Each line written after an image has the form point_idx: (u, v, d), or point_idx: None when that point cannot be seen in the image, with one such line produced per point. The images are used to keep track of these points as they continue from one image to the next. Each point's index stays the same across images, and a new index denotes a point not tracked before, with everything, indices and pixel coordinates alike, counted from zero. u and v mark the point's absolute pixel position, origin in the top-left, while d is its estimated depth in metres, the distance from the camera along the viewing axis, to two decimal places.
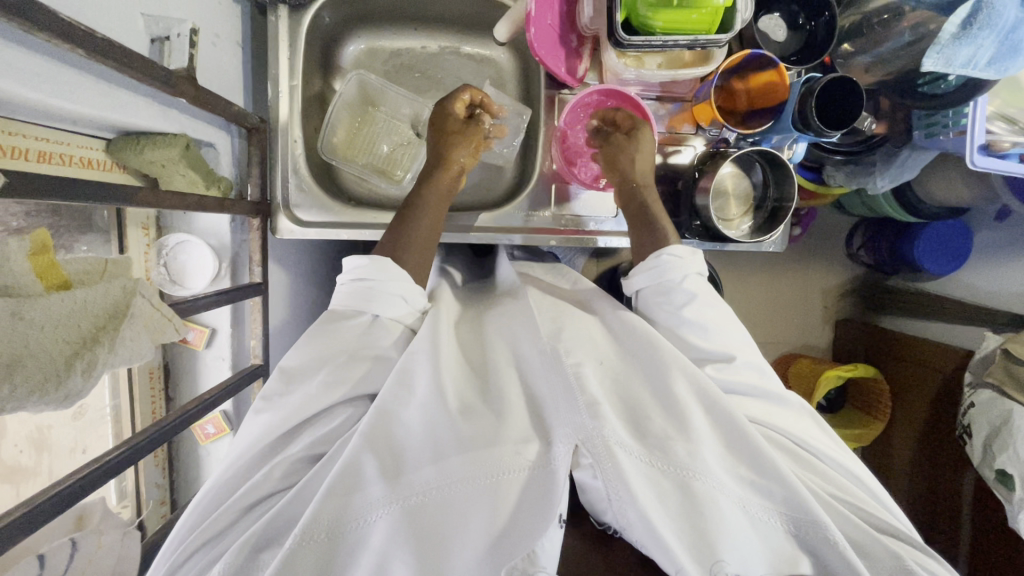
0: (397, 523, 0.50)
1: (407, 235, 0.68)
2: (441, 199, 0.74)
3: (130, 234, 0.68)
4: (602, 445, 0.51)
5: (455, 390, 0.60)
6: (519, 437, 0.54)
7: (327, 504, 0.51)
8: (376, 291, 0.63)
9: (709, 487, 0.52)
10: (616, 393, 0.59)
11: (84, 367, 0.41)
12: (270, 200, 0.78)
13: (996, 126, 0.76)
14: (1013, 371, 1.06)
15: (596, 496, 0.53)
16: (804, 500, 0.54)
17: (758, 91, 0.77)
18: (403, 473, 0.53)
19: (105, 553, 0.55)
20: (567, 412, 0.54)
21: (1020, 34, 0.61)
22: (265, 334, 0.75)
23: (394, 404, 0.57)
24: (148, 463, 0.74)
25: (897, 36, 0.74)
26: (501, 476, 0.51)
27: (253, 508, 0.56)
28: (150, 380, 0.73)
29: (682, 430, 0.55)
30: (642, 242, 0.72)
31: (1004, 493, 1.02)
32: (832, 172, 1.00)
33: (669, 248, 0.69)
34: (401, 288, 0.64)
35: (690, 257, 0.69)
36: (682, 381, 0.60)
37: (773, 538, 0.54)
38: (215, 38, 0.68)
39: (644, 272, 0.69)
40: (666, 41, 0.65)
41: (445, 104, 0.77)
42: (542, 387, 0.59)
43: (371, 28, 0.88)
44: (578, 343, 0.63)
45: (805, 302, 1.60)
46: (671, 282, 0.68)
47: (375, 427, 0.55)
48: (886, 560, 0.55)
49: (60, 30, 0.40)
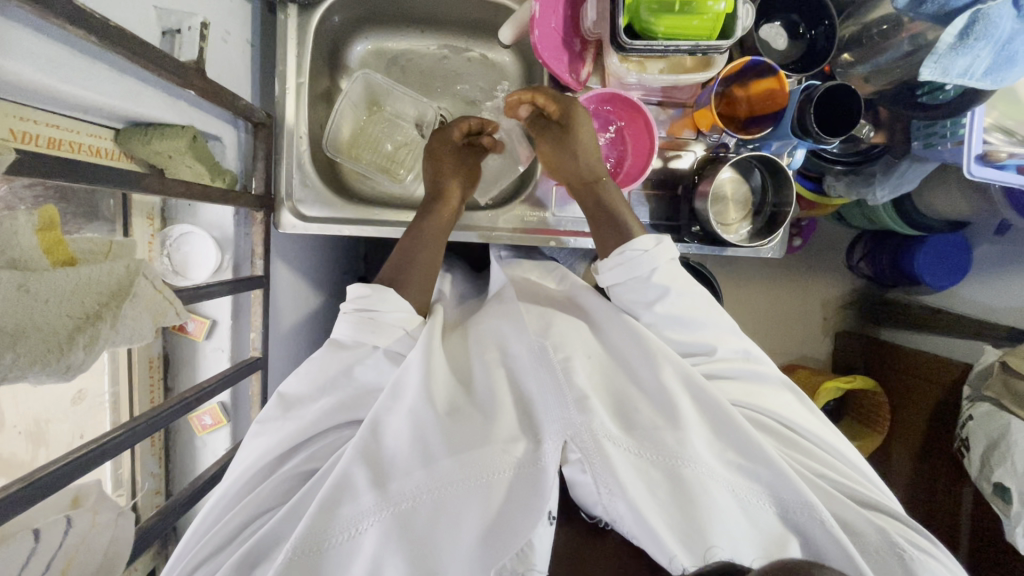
0: (388, 529, 0.50)
1: (411, 254, 0.71)
2: (440, 231, 0.75)
3: (135, 223, 0.69)
4: (590, 440, 0.52)
5: (443, 389, 0.60)
6: (508, 436, 0.54)
7: (318, 519, 0.52)
8: (378, 320, 0.64)
9: (698, 473, 0.52)
10: (605, 386, 0.60)
11: (86, 342, 0.41)
12: (274, 194, 0.78)
13: (994, 137, 0.77)
14: (1011, 384, 1.06)
15: (586, 491, 0.54)
16: (797, 485, 0.54)
17: (759, 100, 0.78)
18: (392, 479, 0.53)
19: (99, 533, 0.56)
20: (555, 409, 0.55)
21: (1018, 44, 0.61)
22: (265, 327, 0.76)
23: (385, 414, 0.58)
24: (145, 452, 0.74)
25: (896, 47, 0.75)
26: (491, 478, 0.52)
27: (254, 521, 0.58)
28: (150, 369, 0.74)
29: (670, 421, 0.56)
30: (606, 238, 0.71)
31: (1002, 506, 1.02)
32: (833, 181, 1.02)
33: (630, 244, 0.66)
34: (400, 319, 0.65)
35: (657, 248, 0.66)
36: (670, 371, 0.60)
37: (765, 522, 0.54)
38: (226, 34, 0.70)
39: (613, 268, 0.67)
40: (668, 45, 0.67)
41: (446, 129, 0.80)
42: (530, 385, 0.60)
43: (378, 29, 0.89)
44: (570, 341, 0.63)
45: (805, 312, 1.61)
46: (643, 279, 0.66)
47: (364, 442, 0.56)
48: (875, 537, 0.57)
49: (72, 16, 0.41)
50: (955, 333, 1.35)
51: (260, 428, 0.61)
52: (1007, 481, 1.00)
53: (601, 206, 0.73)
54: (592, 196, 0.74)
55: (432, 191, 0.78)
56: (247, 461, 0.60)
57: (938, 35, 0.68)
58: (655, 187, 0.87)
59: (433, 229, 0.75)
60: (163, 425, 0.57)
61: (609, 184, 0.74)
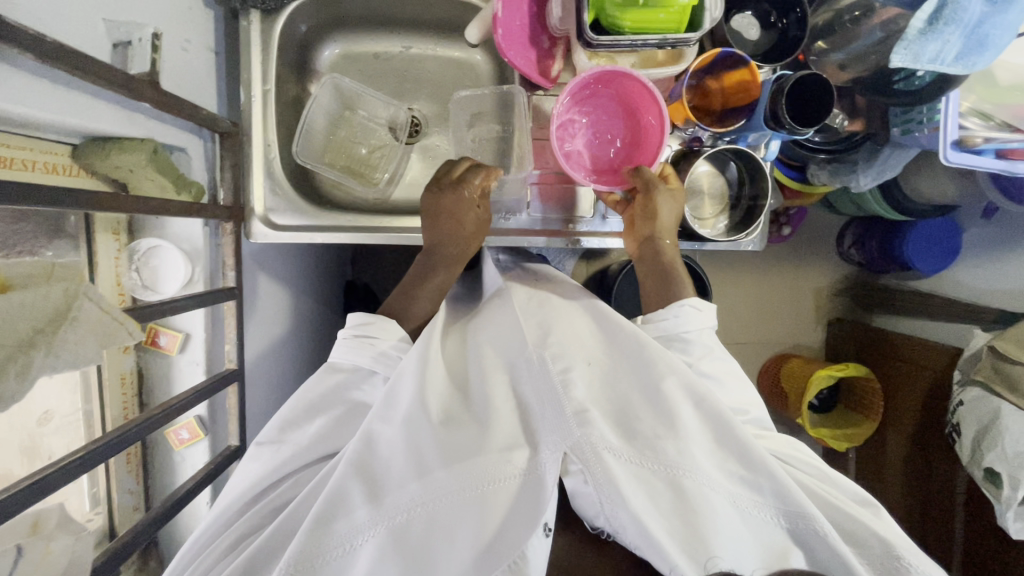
0: (383, 545, 0.51)
1: (424, 279, 0.77)
2: (446, 283, 0.78)
3: (99, 238, 0.67)
4: (590, 450, 0.53)
5: (439, 400, 0.61)
6: (504, 445, 0.55)
7: (311, 537, 0.52)
8: (373, 344, 0.67)
9: (699, 484, 0.53)
10: (605, 394, 0.59)
11: (18, 371, 0.44)
12: (244, 204, 0.77)
13: (971, 121, 0.77)
14: (1000, 369, 1.05)
15: (586, 502, 0.55)
16: (792, 492, 0.56)
17: (732, 91, 0.76)
18: (387, 492, 0.54)
19: (55, 558, 0.56)
20: (554, 423, 0.55)
21: (988, 27, 0.60)
22: (240, 338, 0.75)
23: (378, 423, 0.58)
24: (121, 468, 0.72)
25: (869, 33, 0.74)
26: (491, 485, 0.52)
27: (235, 548, 0.58)
28: (122, 385, 0.71)
29: (670, 428, 0.56)
30: (659, 294, 0.75)
31: (993, 491, 1.02)
32: (816, 170, 1.04)
33: (689, 298, 0.72)
34: (395, 346, 0.67)
35: (705, 310, 0.72)
36: (671, 380, 0.60)
37: (766, 533, 0.56)
38: (186, 43, 0.69)
39: (661, 320, 0.71)
40: (636, 40, 0.66)
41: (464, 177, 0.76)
42: (528, 391, 0.60)
43: (347, 32, 0.88)
44: (569, 349, 0.64)
45: (797, 302, 1.60)
46: (688, 337, 0.70)
47: (359, 453, 0.56)
48: (875, 547, 0.58)
49: (6, 34, 0.40)
50: (948, 317, 1.34)
51: (256, 455, 0.63)
52: (998, 466, 0.99)
53: (660, 267, 0.76)
54: (652, 253, 0.77)
55: (441, 247, 0.77)
56: (245, 481, 0.62)
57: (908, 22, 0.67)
58: None
59: (447, 273, 0.78)
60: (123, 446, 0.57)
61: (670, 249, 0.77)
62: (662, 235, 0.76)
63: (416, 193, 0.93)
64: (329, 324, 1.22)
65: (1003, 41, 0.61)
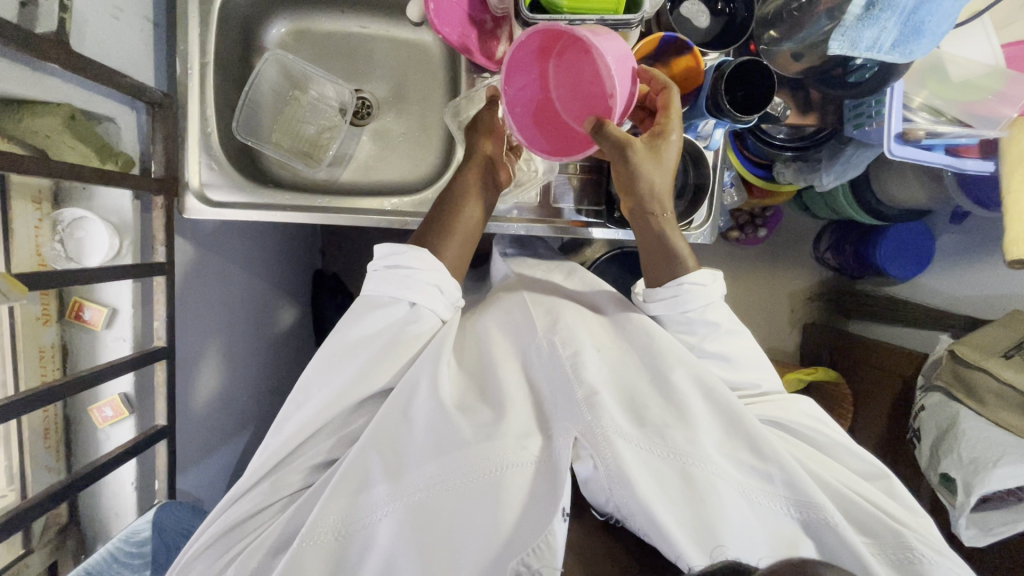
0: (399, 521, 0.53)
1: (453, 222, 0.70)
2: (477, 218, 0.71)
3: (17, 206, 0.64)
4: (600, 436, 0.53)
5: (455, 390, 0.62)
6: (520, 432, 0.56)
7: (331, 505, 0.56)
8: (412, 279, 0.64)
9: (707, 473, 0.54)
10: (613, 380, 0.61)
11: None
12: (178, 179, 0.76)
13: (921, 116, 0.76)
14: (961, 373, 1.03)
15: (596, 489, 0.55)
16: (803, 484, 0.55)
17: (680, 80, 0.73)
18: (406, 472, 0.56)
19: None
20: (565, 409, 0.56)
21: (925, 13, 0.59)
22: (169, 315, 0.74)
23: (398, 402, 0.61)
24: (37, 445, 0.70)
25: (815, 23, 0.70)
26: (503, 471, 0.54)
27: (261, 512, 0.62)
28: (42, 360, 0.69)
29: (680, 419, 0.57)
30: (655, 271, 0.69)
31: (948, 497, 0.99)
32: (782, 169, 1.03)
33: (689, 276, 0.66)
34: (437, 279, 0.65)
35: (711, 283, 0.67)
36: (681, 372, 0.62)
37: (782, 526, 0.56)
38: (116, 11, 0.68)
39: (663, 302, 0.67)
40: (573, 20, 0.63)
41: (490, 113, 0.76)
42: (541, 378, 0.62)
43: (294, 10, 0.87)
44: (579, 336, 0.65)
45: (773, 305, 1.56)
46: (694, 313, 0.67)
47: (378, 431, 0.59)
48: (889, 538, 0.57)
49: None
50: (914, 323, 1.34)
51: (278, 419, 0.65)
52: (953, 471, 0.96)
53: (659, 242, 0.67)
54: (644, 229, 0.68)
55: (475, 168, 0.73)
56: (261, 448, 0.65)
57: (840, 7, 0.65)
58: (580, 173, 0.84)
59: (479, 204, 0.72)
60: (12, 415, 0.56)
61: (668, 220, 0.68)
62: (651, 206, 0.67)
63: (367, 176, 0.89)
64: (292, 310, 1.18)
65: (940, 29, 0.60)
